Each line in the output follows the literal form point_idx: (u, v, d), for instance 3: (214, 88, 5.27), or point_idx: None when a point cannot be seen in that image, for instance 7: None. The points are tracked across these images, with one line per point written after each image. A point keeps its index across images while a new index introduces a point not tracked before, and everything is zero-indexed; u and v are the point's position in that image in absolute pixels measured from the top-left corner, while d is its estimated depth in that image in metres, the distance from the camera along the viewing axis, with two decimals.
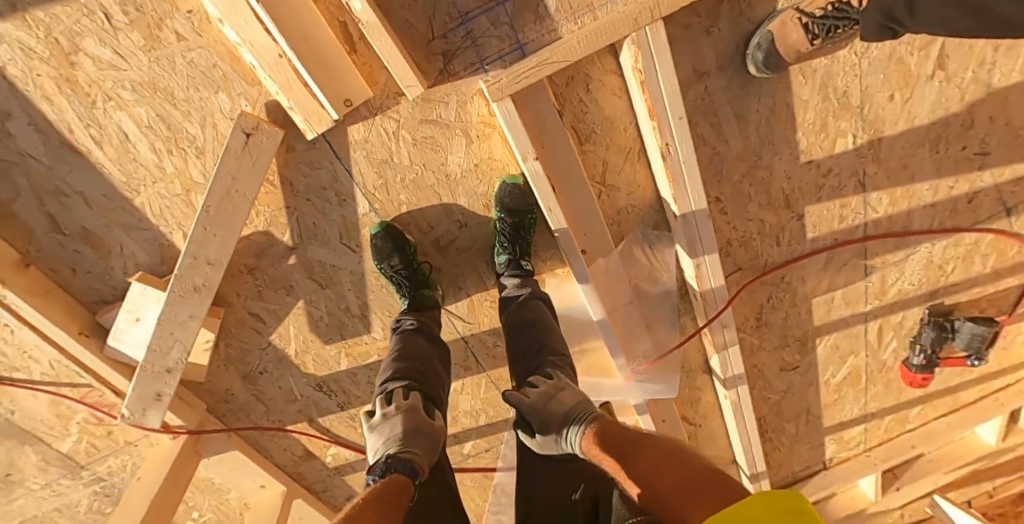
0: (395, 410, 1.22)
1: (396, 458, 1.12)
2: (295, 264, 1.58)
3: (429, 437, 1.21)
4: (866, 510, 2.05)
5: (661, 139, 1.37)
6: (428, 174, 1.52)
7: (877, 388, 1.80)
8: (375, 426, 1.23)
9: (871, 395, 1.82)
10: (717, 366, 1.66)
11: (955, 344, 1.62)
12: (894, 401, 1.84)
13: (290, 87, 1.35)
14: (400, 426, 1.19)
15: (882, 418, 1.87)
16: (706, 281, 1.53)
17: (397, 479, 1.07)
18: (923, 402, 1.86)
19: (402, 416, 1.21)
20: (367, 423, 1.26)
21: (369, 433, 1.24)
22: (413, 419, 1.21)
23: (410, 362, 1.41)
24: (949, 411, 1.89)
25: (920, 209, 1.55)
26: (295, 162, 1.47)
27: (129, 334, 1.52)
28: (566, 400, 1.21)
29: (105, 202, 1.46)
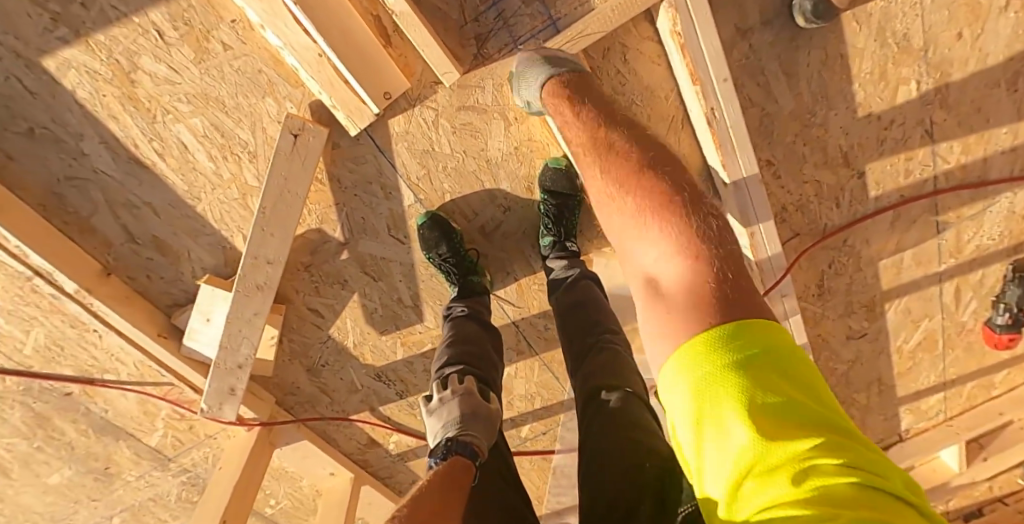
0: (452, 394, 1.26)
1: (456, 435, 1.15)
2: (347, 259, 1.63)
3: (487, 420, 1.23)
4: (952, 482, 1.92)
5: (706, 104, 1.32)
6: (470, 161, 1.53)
7: (957, 352, 1.69)
8: (434, 408, 1.28)
9: (951, 361, 1.71)
10: None
11: None
12: (977, 365, 1.72)
13: (332, 85, 1.38)
14: (457, 409, 1.23)
15: (964, 385, 1.75)
16: (761, 250, 1.46)
17: (460, 454, 1.10)
18: (1010, 366, 1.73)
19: (458, 400, 1.25)
20: (426, 407, 1.31)
21: (428, 416, 1.28)
22: (470, 403, 1.25)
23: (464, 347, 1.43)
24: None
25: (997, 156, 1.44)
26: (341, 158, 1.51)
27: (203, 333, 1.61)
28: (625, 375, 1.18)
29: (172, 210, 1.55)
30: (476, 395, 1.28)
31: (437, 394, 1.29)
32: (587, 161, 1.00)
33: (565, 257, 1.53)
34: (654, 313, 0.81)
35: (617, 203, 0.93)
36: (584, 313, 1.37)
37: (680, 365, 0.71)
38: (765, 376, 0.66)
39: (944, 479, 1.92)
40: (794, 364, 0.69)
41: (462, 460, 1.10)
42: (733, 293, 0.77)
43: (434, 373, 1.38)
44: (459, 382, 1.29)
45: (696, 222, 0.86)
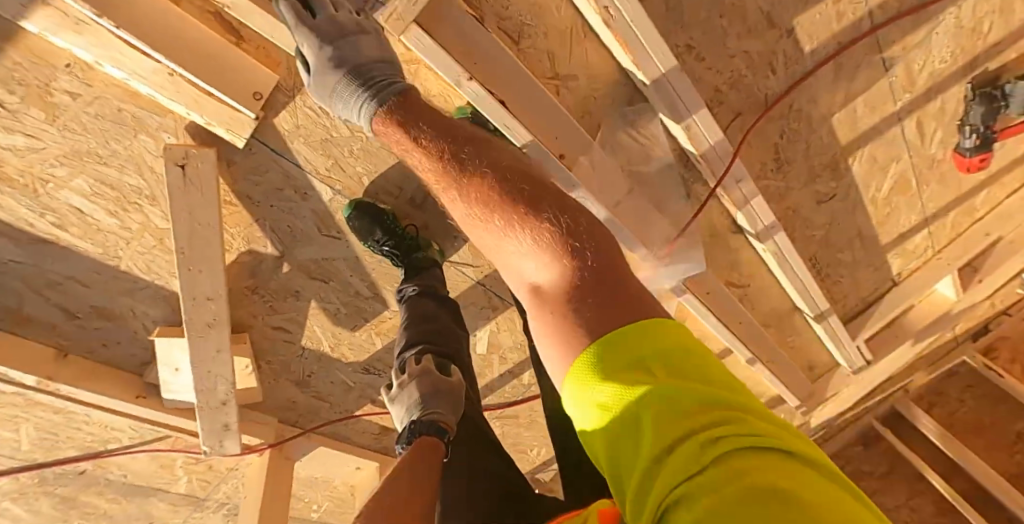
0: (408, 378, 1.21)
1: (419, 418, 1.12)
2: (291, 270, 1.57)
3: (449, 392, 1.19)
4: (952, 309, 1.89)
5: (598, 5, 1.19)
6: (374, 137, 1.41)
7: (933, 187, 1.60)
8: (396, 396, 1.25)
9: (928, 197, 1.62)
10: (745, 222, 1.56)
11: (1010, 111, 1.39)
12: (954, 194, 1.63)
13: (198, 104, 1.26)
14: (415, 391, 1.19)
15: (946, 216, 1.67)
16: (702, 141, 1.40)
17: (424, 438, 1.08)
18: (989, 186, 1.64)
19: (416, 381, 1.21)
20: (389, 395, 1.28)
21: (393, 404, 1.26)
22: (428, 381, 1.20)
23: (420, 326, 1.38)
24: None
25: None
26: (242, 174, 1.41)
27: (177, 382, 1.59)
28: None
29: (98, 277, 1.48)
30: (434, 370, 1.22)
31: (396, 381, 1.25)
32: (425, 168, 1.04)
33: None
34: (541, 322, 0.89)
35: (480, 221, 0.96)
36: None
37: (570, 378, 0.79)
38: (652, 375, 0.72)
39: (942, 310, 1.88)
40: (668, 360, 0.75)
41: (427, 442, 1.07)
42: (606, 290, 0.85)
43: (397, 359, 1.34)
44: (415, 363, 1.24)
45: (556, 219, 0.91)
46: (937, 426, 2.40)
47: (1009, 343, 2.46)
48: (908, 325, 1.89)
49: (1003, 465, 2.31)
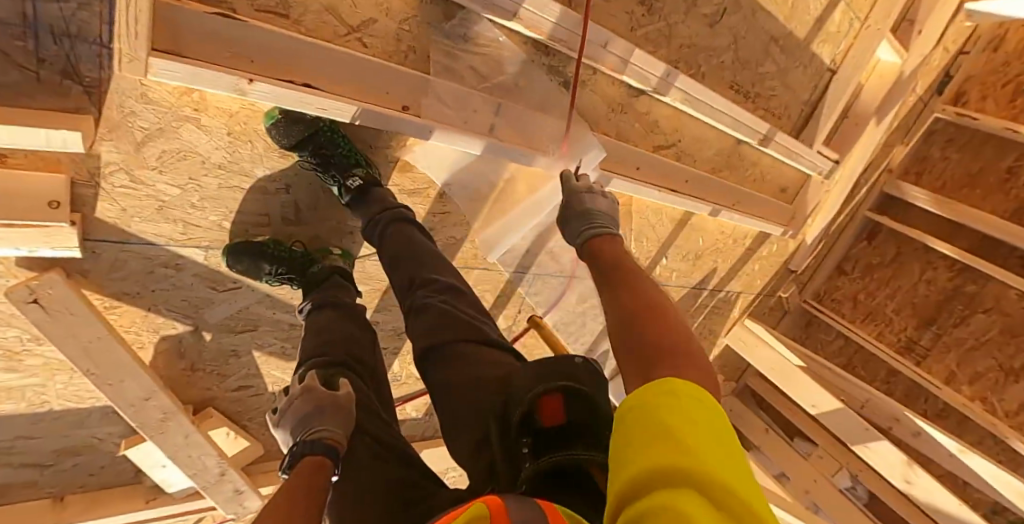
0: (292, 396, 0.97)
1: (299, 439, 0.87)
2: (214, 336, 1.50)
3: (340, 406, 0.95)
4: (904, 75, 1.68)
5: None
6: (206, 179, 1.29)
7: None
8: (280, 419, 0.99)
9: None
10: (640, 84, 1.33)
11: None
12: None
13: (2, 238, 1.11)
14: (298, 414, 0.94)
15: None
16: (541, 24, 1.21)
17: (309, 460, 0.83)
18: None
19: (300, 399, 0.96)
20: (274, 420, 1.02)
21: (278, 430, 1.00)
22: (313, 398, 0.95)
23: (312, 339, 1.15)
24: None
25: None
26: (104, 277, 1.31)
27: (170, 475, 1.60)
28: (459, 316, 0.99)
29: (40, 426, 1.44)
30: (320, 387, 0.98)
31: (280, 404, 1.00)
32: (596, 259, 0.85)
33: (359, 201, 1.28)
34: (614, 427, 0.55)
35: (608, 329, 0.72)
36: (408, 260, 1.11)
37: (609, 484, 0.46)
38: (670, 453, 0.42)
39: (893, 81, 1.69)
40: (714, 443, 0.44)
41: (313, 462, 0.82)
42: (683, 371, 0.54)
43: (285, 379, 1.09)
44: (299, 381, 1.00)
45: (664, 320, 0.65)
46: (929, 194, 2.22)
47: (977, 81, 2.21)
48: (863, 108, 1.73)
49: (1000, 206, 2.13)
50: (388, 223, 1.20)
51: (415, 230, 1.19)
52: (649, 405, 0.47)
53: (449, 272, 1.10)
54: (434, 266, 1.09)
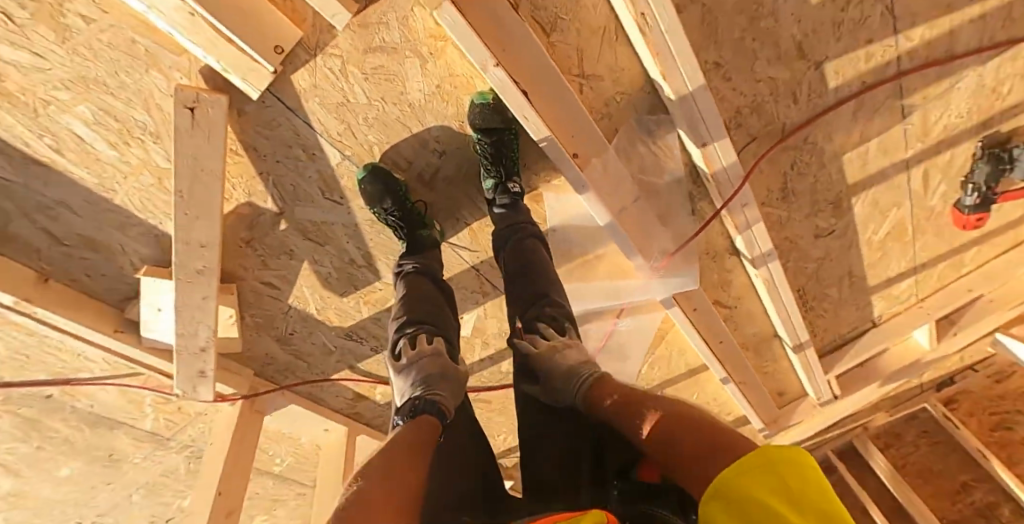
0: (419, 353, 1.20)
1: (423, 394, 1.08)
2: (288, 228, 1.56)
3: (455, 380, 1.17)
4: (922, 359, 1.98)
5: (635, 10, 1.20)
6: (391, 107, 1.39)
7: (927, 236, 1.60)
8: (403, 367, 1.20)
9: (920, 246, 1.63)
10: (743, 248, 1.55)
11: (1015, 175, 1.37)
12: (948, 246, 1.64)
13: (215, 46, 1.22)
14: (423, 368, 1.17)
15: (933, 266, 1.70)
16: (715, 163, 1.40)
17: (426, 415, 1.03)
18: (979, 243, 1.66)
19: (427, 361, 1.18)
20: (393, 366, 1.23)
21: (395, 375, 1.21)
22: (438, 362, 1.19)
23: (425, 306, 1.36)
24: (1011, 246, 1.71)
25: (965, 26, 1.24)
26: (252, 126, 1.39)
27: (158, 323, 1.60)
28: (571, 356, 1.15)
29: (89, 205, 1.47)
30: (444, 356, 1.22)
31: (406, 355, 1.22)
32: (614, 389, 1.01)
33: (510, 207, 1.42)
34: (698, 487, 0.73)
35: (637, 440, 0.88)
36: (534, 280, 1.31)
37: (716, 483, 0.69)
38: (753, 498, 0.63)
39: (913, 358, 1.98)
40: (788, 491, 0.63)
41: (428, 418, 1.03)
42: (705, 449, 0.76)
43: (396, 333, 1.31)
44: (428, 343, 1.24)
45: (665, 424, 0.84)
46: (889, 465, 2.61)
47: (971, 397, 2.65)
48: (877, 367, 2.01)
49: (942, 513, 2.46)
50: (524, 237, 1.39)
51: (545, 253, 1.40)
52: (742, 479, 0.66)
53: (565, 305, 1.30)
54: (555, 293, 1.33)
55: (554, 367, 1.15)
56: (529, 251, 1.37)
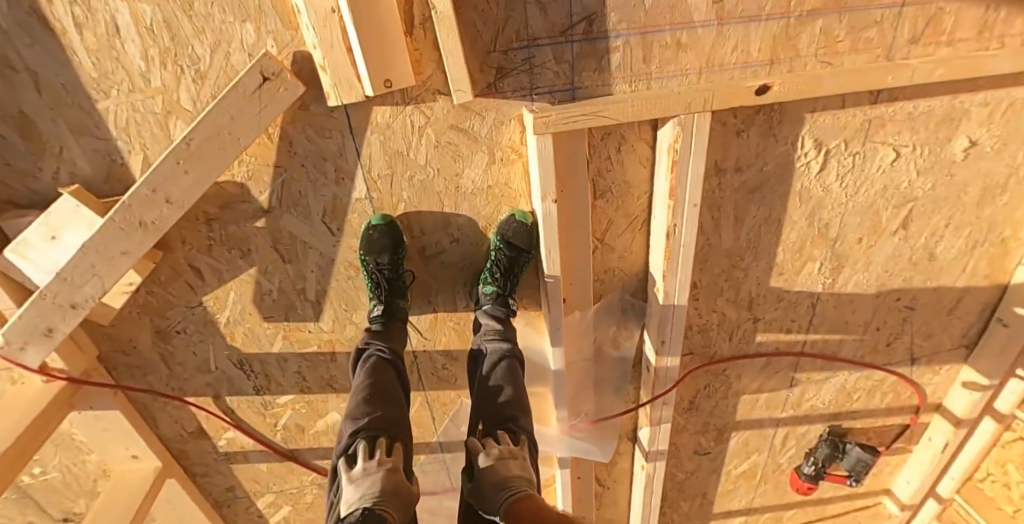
0: (379, 466, 1.19)
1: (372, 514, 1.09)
2: (261, 229, 1.42)
3: (407, 498, 1.19)
4: None
5: (671, 219, 1.45)
6: (439, 180, 1.44)
7: (768, 486, 2.02)
8: (356, 476, 1.19)
9: (761, 491, 2.04)
10: (645, 439, 1.76)
11: (842, 462, 1.88)
12: (777, 500, 2.08)
13: (331, 48, 1.22)
14: (382, 483, 1.16)
15: (762, 512, 2.12)
16: (663, 360, 1.63)
17: None
18: (796, 507, 2.13)
19: (383, 474, 1.18)
20: (346, 474, 1.20)
21: (347, 484, 1.19)
22: (394, 477, 1.19)
23: (386, 407, 1.34)
24: (816, 518, 2.22)
25: (849, 341, 1.73)
26: (304, 123, 1.33)
27: (38, 251, 1.27)
28: (514, 468, 1.22)
29: (61, 92, 1.23)
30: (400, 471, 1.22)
31: (361, 463, 1.20)
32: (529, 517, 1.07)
33: (501, 322, 1.50)
34: None
35: None
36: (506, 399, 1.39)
37: None
38: None
39: None
40: None
41: None
42: None
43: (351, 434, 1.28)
44: (385, 454, 1.23)
45: None
46: None
47: None
48: None
49: None
50: (505, 354, 1.46)
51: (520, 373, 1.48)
52: None
53: (529, 427, 1.39)
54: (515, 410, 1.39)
55: (491, 475, 1.21)
56: (508, 368, 1.44)
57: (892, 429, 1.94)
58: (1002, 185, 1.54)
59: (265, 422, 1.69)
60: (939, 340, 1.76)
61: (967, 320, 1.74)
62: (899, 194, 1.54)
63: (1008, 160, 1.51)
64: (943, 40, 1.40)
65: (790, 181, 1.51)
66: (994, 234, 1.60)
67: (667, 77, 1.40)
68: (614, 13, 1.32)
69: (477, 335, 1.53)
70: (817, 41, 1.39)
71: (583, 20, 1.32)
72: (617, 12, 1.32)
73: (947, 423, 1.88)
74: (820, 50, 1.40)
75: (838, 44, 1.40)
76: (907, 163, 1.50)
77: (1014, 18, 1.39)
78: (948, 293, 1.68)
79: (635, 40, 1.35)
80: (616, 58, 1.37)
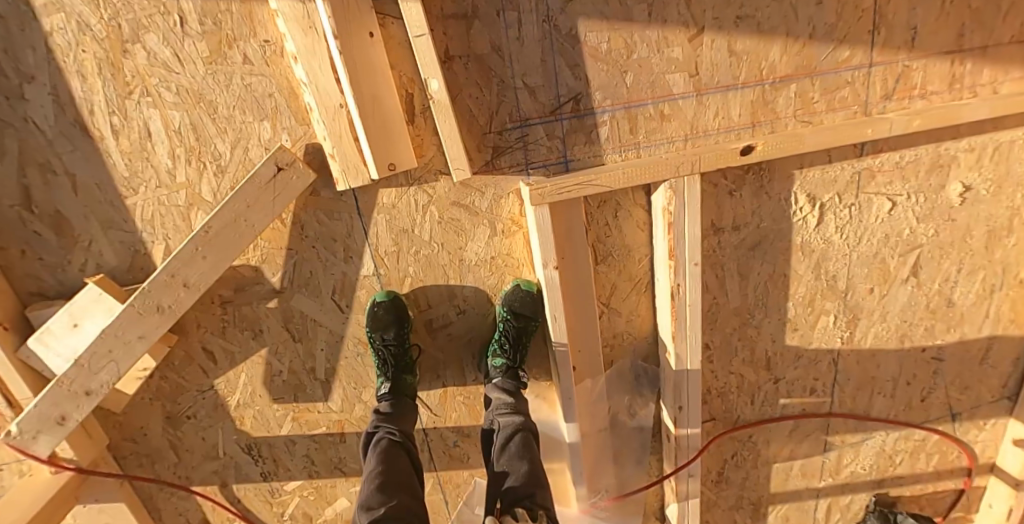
0: None
1: None
2: (273, 309, 1.47)
3: None
4: None
5: (674, 280, 1.47)
6: (443, 253, 1.49)
7: None
8: None
9: None
10: (674, 515, 1.69)
11: None
12: None
13: (340, 138, 1.33)
14: None
15: None
16: (683, 427, 1.58)
17: None
18: None
19: None
20: None
21: None
22: None
23: (401, 494, 1.30)
24: None
25: (880, 399, 1.67)
26: (314, 206, 1.42)
27: (60, 339, 1.33)
28: None
29: (95, 191, 1.35)
30: None
31: None
32: None
33: (511, 395, 1.47)
34: None
35: None
36: (522, 475, 1.35)
37: None
38: None
39: None
40: None
41: None
42: None
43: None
44: None
45: None
46: None
47: None
48: None
49: None
50: (517, 428, 1.42)
51: (536, 449, 1.43)
52: None
53: (547, 503, 1.34)
54: (533, 486, 1.34)
55: None
56: (522, 442, 1.40)
57: (946, 497, 1.81)
58: (1007, 226, 1.54)
59: (272, 510, 1.65)
60: (976, 392, 1.68)
61: (1001, 369, 1.67)
62: (904, 242, 1.54)
63: (1008, 202, 1.51)
64: (916, 93, 1.48)
65: (790, 236, 1.52)
66: (1010, 276, 1.58)
67: (654, 145, 1.48)
68: (599, 92, 1.42)
69: (488, 411, 1.50)
70: (794, 104, 1.47)
71: (570, 100, 1.42)
72: (601, 90, 1.42)
73: (1005, 485, 1.74)
74: (799, 111, 1.48)
75: (815, 104, 1.47)
76: (905, 211, 1.51)
77: (981, 69, 1.46)
78: (975, 341, 1.63)
79: (621, 114, 1.44)
80: (604, 132, 1.45)
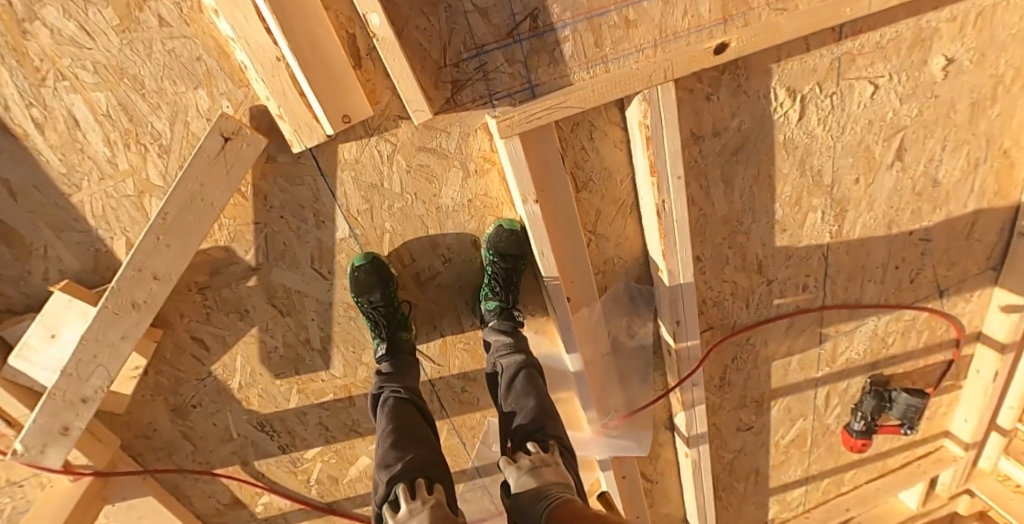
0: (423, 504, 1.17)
1: None
2: (255, 286, 1.42)
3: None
4: None
5: (658, 195, 1.42)
6: (418, 204, 1.43)
7: (820, 450, 1.99)
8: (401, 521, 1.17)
9: (814, 457, 2.00)
10: (683, 423, 1.74)
11: (891, 413, 1.84)
12: (833, 462, 2.04)
13: (284, 95, 1.22)
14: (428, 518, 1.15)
15: (822, 479, 2.09)
16: (682, 341, 1.60)
17: None
18: (857, 466, 2.09)
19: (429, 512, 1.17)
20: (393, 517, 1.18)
21: None
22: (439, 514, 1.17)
23: (416, 447, 1.32)
24: (878, 475, 2.15)
25: (870, 286, 1.68)
26: (274, 174, 1.33)
27: (41, 352, 1.29)
28: (550, 474, 1.23)
29: (36, 195, 1.26)
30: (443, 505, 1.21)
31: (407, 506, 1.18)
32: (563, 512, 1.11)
33: (509, 335, 1.47)
34: None
35: None
36: (531, 410, 1.37)
37: None
38: None
39: None
40: None
41: None
42: None
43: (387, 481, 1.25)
44: (427, 491, 1.22)
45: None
46: None
47: None
48: None
49: None
50: (519, 367, 1.43)
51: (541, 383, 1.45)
52: None
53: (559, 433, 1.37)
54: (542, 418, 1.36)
55: (529, 489, 1.20)
56: (526, 379, 1.41)
57: (936, 369, 1.88)
58: (990, 96, 1.48)
59: (297, 479, 1.69)
60: (963, 266, 1.70)
61: (986, 241, 1.68)
62: (888, 125, 1.48)
63: (992, 70, 1.45)
64: None
65: (772, 134, 1.46)
66: (993, 148, 1.55)
67: (623, 56, 1.38)
68: (556, 3, 1.30)
69: (489, 354, 1.50)
70: None
71: (526, 17, 1.30)
72: (558, 2, 1.30)
73: (991, 351, 1.82)
74: None
75: None
76: (888, 92, 1.45)
77: None
78: (960, 217, 1.62)
79: (583, 26, 1.33)
80: (568, 47, 1.35)
